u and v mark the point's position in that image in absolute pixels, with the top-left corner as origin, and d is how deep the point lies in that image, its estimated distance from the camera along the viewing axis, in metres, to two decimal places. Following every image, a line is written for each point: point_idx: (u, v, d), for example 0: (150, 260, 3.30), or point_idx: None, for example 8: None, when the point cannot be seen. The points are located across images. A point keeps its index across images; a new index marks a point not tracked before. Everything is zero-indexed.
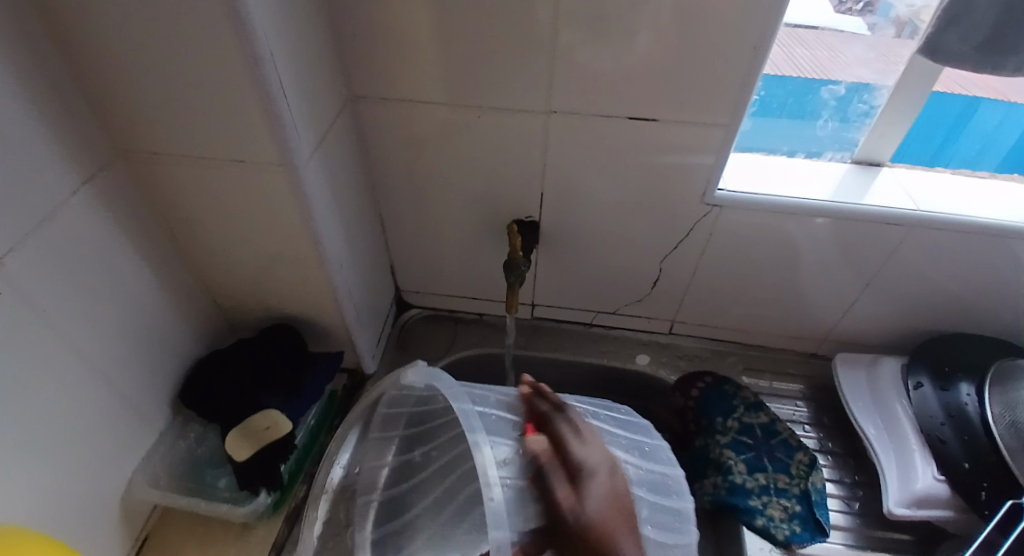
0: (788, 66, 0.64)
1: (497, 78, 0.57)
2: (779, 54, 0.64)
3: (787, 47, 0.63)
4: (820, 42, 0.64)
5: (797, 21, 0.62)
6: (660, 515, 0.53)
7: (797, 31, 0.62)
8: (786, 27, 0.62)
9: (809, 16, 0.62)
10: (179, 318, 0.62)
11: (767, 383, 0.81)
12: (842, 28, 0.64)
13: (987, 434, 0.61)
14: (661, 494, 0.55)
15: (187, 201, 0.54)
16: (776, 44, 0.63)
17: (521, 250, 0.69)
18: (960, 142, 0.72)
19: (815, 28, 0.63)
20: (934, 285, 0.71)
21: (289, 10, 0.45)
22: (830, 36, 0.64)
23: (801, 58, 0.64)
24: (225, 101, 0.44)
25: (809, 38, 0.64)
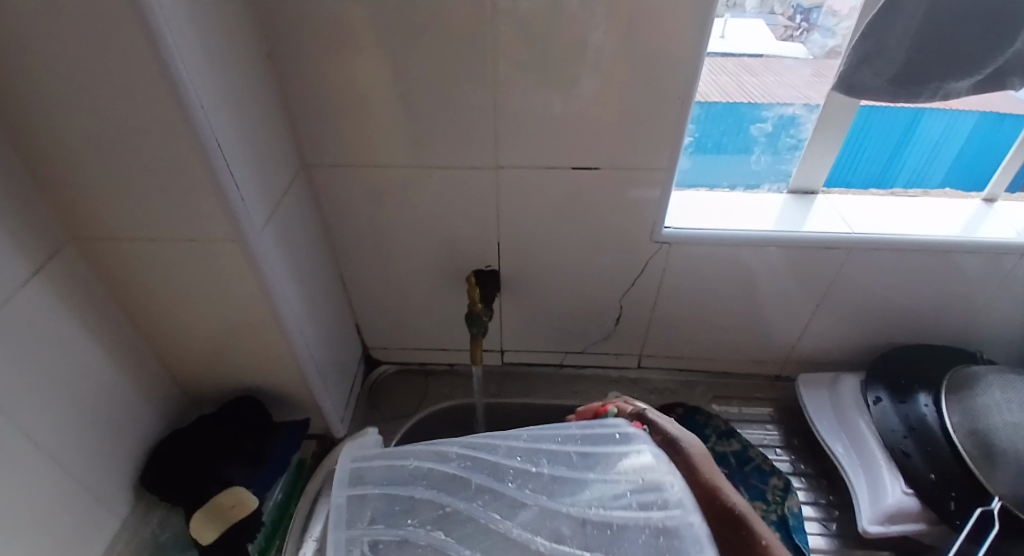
0: (737, 93, 0.67)
1: (445, 139, 0.60)
2: (726, 82, 0.66)
3: (736, 76, 0.66)
4: (765, 69, 0.66)
5: (741, 51, 0.64)
6: None
7: (744, 60, 0.65)
8: (729, 56, 0.65)
9: (752, 45, 0.64)
10: (138, 398, 0.60)
11: (736, 410, 0.82)
12: (784, 54, 0.65)
13: (947, 439, 0.63)
14: None
15: (141, 277, 0.54)
16: (720, 73, 0.66)
17: (481, 302, 0.70)
18: (910, 153, 0.74)
19: (759, 56, 0.65)
20: (881, 301, 0.74)
21: (236, 93, 0.47)
22: (771, 62, 0.66)
23: (748, 84, 0.67)
24: (176, 178, 0.45)
25: (755, 66, 0.66)
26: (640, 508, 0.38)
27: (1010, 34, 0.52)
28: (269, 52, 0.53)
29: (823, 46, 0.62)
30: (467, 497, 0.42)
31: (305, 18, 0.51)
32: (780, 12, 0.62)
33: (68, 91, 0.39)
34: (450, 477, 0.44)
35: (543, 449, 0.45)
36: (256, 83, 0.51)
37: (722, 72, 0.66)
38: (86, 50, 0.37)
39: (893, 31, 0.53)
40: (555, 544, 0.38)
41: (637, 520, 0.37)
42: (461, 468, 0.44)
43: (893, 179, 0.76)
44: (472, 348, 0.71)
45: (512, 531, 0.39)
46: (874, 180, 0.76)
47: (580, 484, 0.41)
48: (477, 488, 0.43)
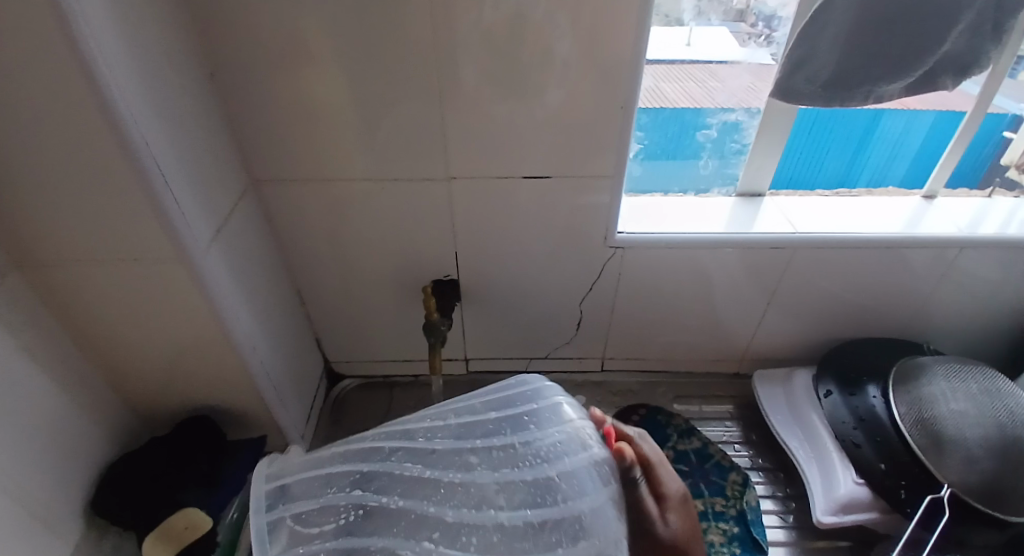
0: (703, 97, 0.68)
1: (394, 152, 0.60)
2: (692, 88, 0.68)
3: (702, 83, 0.68)
4: (731, 75, 0.67)
5: (705, 58, 0.66)
6: (556, 452, 0.44)
7: (709, 67, 0.67)
8: (695, 64, 0.66)
9: (717, 52, 0.66)
10: (87, 424, 0.58)
11: (697, 408, 0.83)
12: (746, 60, 0.66)
13: (895, 427, 0.66)
14: (563, 452, 0.44)
15: (84, 298, 0.52)
16: (688, 81, 0.67)
17: (437, 311, 0.70)
18: (874, 151, 0.75)
19: (724, 63, 0.67)
20: (828, 296, 0.77)
21: (174, 110, 0.47)
22: (738, 68, 0.67)
23: (715, 91, 0.68)
24: (114, 198, 0.44)
25: (719, 73, 0.67)
26: (530, 425, 0.47)
27: (936, 41, 0.55)
28: (211, 69, 0.53)
29: (772, 56, 0.64)
30: (381, 458, 0.47)
31: (247, 36, 0.51)
32: (742, 19, 0.63)
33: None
34: (367, 447, 0.49)
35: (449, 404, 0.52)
36: (197, 101, 0.51)
37: (688, 79, 0.67)
38: (13, 72, 0.36)
39: (824, 37, 0.56)
40: (466, 472, 0.45)
41: (537, 436, 0.46)
42: (374, 440, 0.49)
43: (858, 177, 0.78)
44: (430, 358, 0.71)
45: (424, 473, 0.45)
46: (837, 181, 0.78)
47: (484, 423, 0.49)
48: (390, 449, 0.48)
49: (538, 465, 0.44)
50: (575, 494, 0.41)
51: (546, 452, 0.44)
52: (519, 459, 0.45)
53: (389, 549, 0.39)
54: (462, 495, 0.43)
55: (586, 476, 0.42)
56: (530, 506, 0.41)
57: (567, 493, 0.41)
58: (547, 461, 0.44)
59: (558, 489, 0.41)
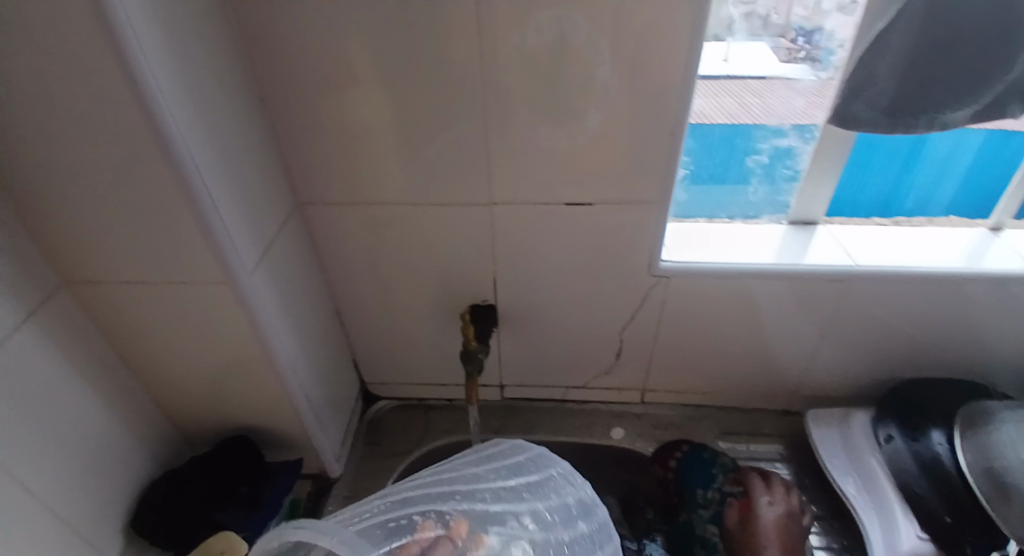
0: (741, 115, 0.65)
1: (436, 176, 0.60)
2: (729, 104, 0.64)
3: (739, 97, 0.63)
4: (769, 91, 0.63)
5: (744, 74, 0.62)
6: (562, 489, 0.57)
7: (746, 82, 0.62)
8: (733, 79, 0.62)
9: (756, 67, 0.61)
10: (131, 440, 0.60)
11: (744, 447, 0.79)
12: (787, 76, 0.62)
13: (962, 479, 0.62)
14: (571, 489, 0.57)
15: (133, 317, 0.54)
16: (725, 96, 0.63)
17: (474, 338, 0.69)
18: (920, 169, 0.70)
19: (763, 78, 0.62)
20: (890, 331, 0.72)
21: (224, 137, 0.48)
22: (777, 84, 0.63)
23: (752, 106, 0.64)
24: (165, 221, 0.45)
25: (757, 88, 0.63)
26: (534, 471, 0.58)
27: (1004, 67, 0.51)
28: (261, 96, 0.55)
29: (817, 80, 0.61)
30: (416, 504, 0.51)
31: (296, 65, 0.52)
32: (783, 35, 0.59)
33: (63, 143, 0.40)
34: (394, 496, 0.52)
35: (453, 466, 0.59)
36: (247, 127, 0.53)
37: (725, 95, 0.63)
38: (78, 102, 0.38)
39: (883, 63, 0.53)
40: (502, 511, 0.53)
41: (543, 479, 0.58)
42: (394, 495, 0.52)
43: (903, 197, 0.73)
44: (467, 387, 0.70)
45: (467, 507, 0.52)
46: (880, 202, 0.74)
47: (495, 476, 0.58)
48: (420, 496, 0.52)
49: (557, 502, 0.56)
50: (589, 519, 0.56)
51: (557, 490, 0.57)
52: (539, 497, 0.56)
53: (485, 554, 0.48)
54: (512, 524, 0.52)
55: (592, 505, 0.57)
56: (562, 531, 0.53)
57: (582, 520, 0.55)
58: (563, 497, 0.57)
59: (576, 516, 0.55)
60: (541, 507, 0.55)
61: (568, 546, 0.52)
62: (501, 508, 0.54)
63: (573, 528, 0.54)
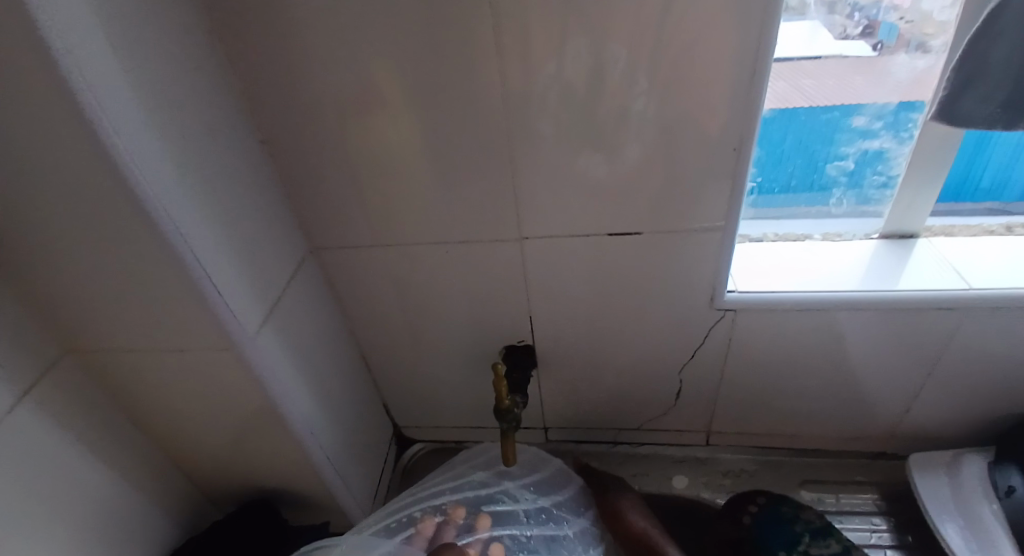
0: (797, 100, 0.53)
1: (457, 212, 0.53)
2: (780, 89, 0.53)
3: (792, 81, 0.52)
4: (825, 73, 0.52)
5: (796, 54, 0.51)
6: (555, 495, 0.61)
7: (798, 64, 0.51)
8: (783, 62, 0.51)
9: (810, 47, 0.50)
10: (149, 506, 0.56)
11: (832, 499, 0.67)
12: (846, 55, 0.51)
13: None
14: (558, 490, 0.62)
15: (142, 384, 0.50)
16: (775, 81, 0.52)
17: (508, 395, 0.56)
18: (992, 152, 0.59)
19: (817, 59, 0.51)
20: (1019, 365, 0.58)
21: (217, 188, 0.43)
22: (834, 64, 0.52)
23: (808, 90, 0.53)
24: (157, 290, 0.40)
25: (812, 70, 0.52)
26: (531, 478, 0.62)
27: None
28: (263, 138, 0.50)
29: (911, 69, 0.51)
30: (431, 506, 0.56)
31: (298, 102, 0.47)
32: (836, 9, 0.49)
33: (35, 210, 0.36)
34: (412, 500, 0.57)
35: (461, 476, 0.61)
36: (247, 175, 0.47)
37: (777, 79, 0.52)
38: (44, 169, 0.33)
39: (998, 50, 0.42)
40: (509, 508, 0.57)
41: (541, 489, 0.61)
42: (411, 501, 0.57)
43: (980, 175, 0.61)
44: (503, 444, 0.58)
45: (479, 504, 0.57)
46: (951, 184, 0.62)
47: (502, 482, 0.60)
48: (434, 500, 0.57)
49: (553, 503, 0.60)
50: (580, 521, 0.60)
51: (553, 495, 0.61)
52: (540, 495, 0.60)
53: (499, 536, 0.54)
54: (515, 517, 0.56)
55: (578, 509, 0.61)
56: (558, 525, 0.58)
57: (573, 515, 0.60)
58: (557, 501, 0.60)
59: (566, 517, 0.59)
60: (514, 487, 0.60)
61: (552, 517, 0.58)
62: (484, 492, 0.59)
63: (546, 500, 0.60)
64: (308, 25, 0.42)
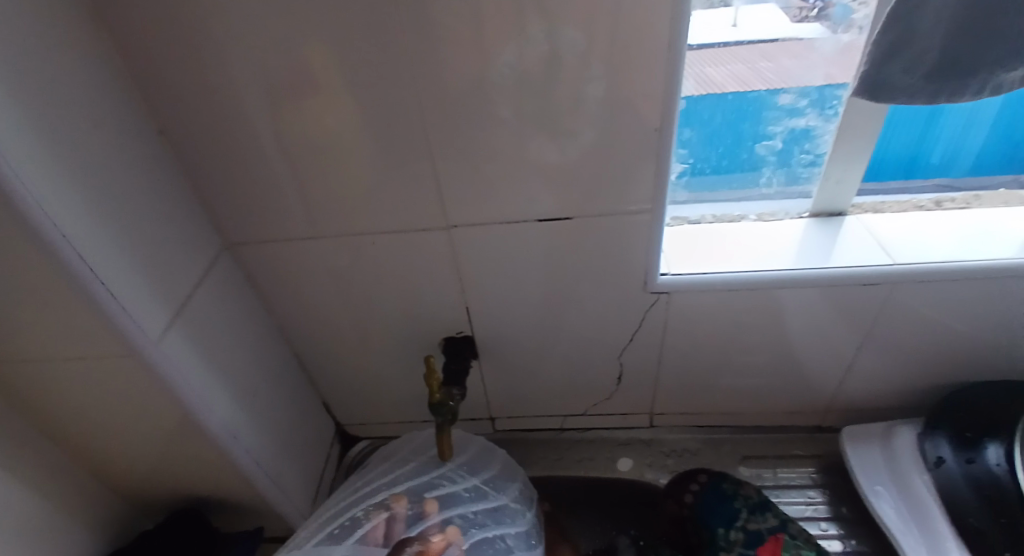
0: (755, 80, 0.53)
1: (379, 202, 0.51)
2: (741, 71, 0.53)
3: (749, 62, 0.52)
4: (783, 54, 0.52)
5: (757, 37, 0.51)
6: (488, 468, 0.62)
7: (757, 47, 0.52)
8: (744, 45, 0.51)
9: (765, 31, 0.51)
10: (66, 525, 0.53)
11: (771, 474, 0.69)
12: (800, 37, 0.51)
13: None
14: (490, 464, 0.63)
15: (41, 397, 0.46)
16: (734, 63, 0.52)
17: (441, 388, 0.54)
18: (944, 124, 0.59)
19: (774, 41, 0.52)
20: (942, 335, 0.60)
21: (103, 184, 0.39)
22: (789, 45, 0.52)
23: (765, 71, 0.53)
24: (37, 298, 0.37)
25: (771, 51, 0.52)
26: (465, 462, 0.61)
27: None
28: (159, 128, 0.46)
29: (836, 43, 0.51)
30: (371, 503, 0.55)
31: (193, 86, 0.43)
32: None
33: None
34: (352, 501, 0.55)
35: (395, 472, 0.59)
36: (140, 168, 0.44)
37: (737, 61, 0.52)
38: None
39: (926, 16, 0.41)
40: (453, 492, 0.57)
41: (476, 470, 0.61)
42: (349, 504, 0.55)
43: (930, 151, 0.62)
44: (437, 438, 0.57)
45: (421, 492, 0.56)
46: (904, 159, 0.63)
47: (438, 469, 0.59)
48: (374, 499, 0.55)
49: (490, 479, 0.60)
50: (515, 489, 0.61)
51: (488, 471, 0.61)
52: (476, 473, 0.60)
53: (450, 519, 0.53)
54: (460, 498, 0.56)
55: (510, 477, 0.63)
56: (499, 497, 0.58)
57: (507, 482, 0.61)
58: (493, 475, 0.61)
59: (503, 487, 0.60)
60: (450, 470, 0.59)
61: (490, 489, 0.59)
62: (422, 481, 0.58)
63: (482, 476, 0.60)
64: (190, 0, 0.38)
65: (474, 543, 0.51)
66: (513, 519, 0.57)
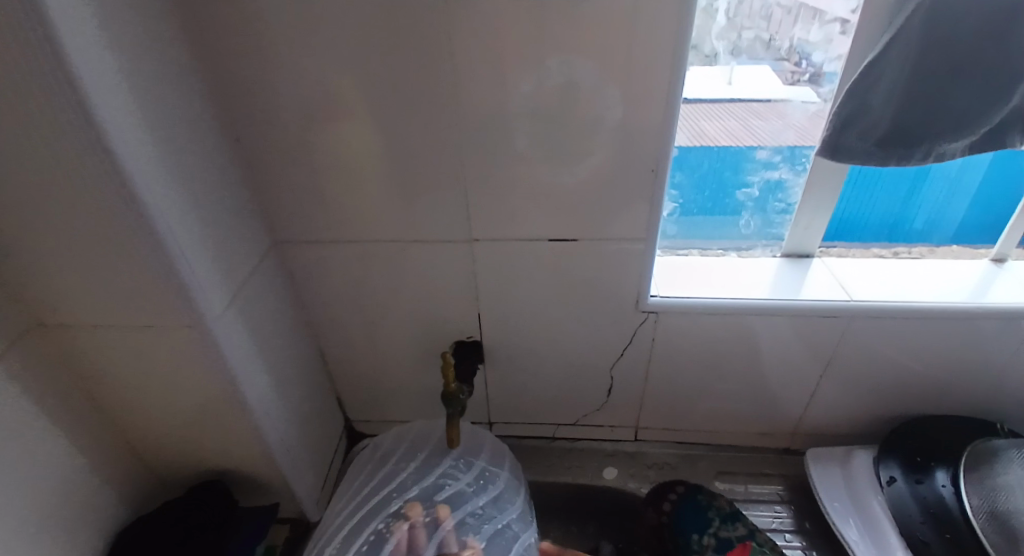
0: (745, 136, 0.63)
1: (413, 213, 0.59)
2: (733, 126, 0.63)
3: (743, 120, 0.62)
4: (775, 114, 0.62)
5: (749, 96, 0.61)
6: (480, 460, 0.67)
7: (750, 105, 0.62)
8: (738, 102, 0.61)
9: (759, 90, 0.61)
10: (99, 486, 0.58)
11: (742, 488, 0.75)
12: (792, 98, 0.61)
13: (965, 520, 0.58)
14: (481, 455, 0.67)
15: (102, 361, 0.53)
16: (729, 118, 0.62)
17: (455, 380, 0.61)
18: (928, 191, 0.68)
19: (766, 101, 0.61)
20: (895, 367, 0.68)
21: (192, 178, 0.47)
22: (779, 107, 0.61)
23: (758, 129, 0.63)
24: (129, 266, 0.44)
25: (763, 111, 0.62)
26: (459, 458, 0.66)
27: (1002, 98, 0.50)
28: (236, 138, 0.54)
29: (805, 111, 0.61)
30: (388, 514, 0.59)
31: (271, 105, 0.52)
32: (785, 58, 0.58)
33: (22, 190, 0.40)
34: (369, 511, 0.60)
35: (400, 478, 0.64)
36: (219, 169, 0.52)
37: (730, 117, 0.62)
38: (29, 140, 0.37)
39: (876, 92, 0.51)
40: (457, 494, 0.61)
41: (471, 466, 0.65)
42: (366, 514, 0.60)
43: (914, 216, 0.71)
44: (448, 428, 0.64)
45: (430, 497, 0.61)
46: (891, 224, 0.72)
47: (438, 474, 0.64)
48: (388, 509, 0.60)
49: (485, 471, 0.65)
50: (506, 473, 0.67)
51: (482, 465, 0.66)
52: (473, 468, 0.65)
53: (463, 523, 0.58)
54: (465, 498, 0.61)
55: (499, 464, 0.68)
56: (496, 488, 0.63)
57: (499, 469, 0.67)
58: (486, 468, 0.66)
59: (496, 477, 0.65)
60: (451, 465, 0.65)
61: (488, 480, 0.64)
62: (427, 485, 0.62)
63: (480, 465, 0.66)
64: (284, 37, 0.48)
65: (489, 539, 0.57)
66: (512, 504, 0.63)
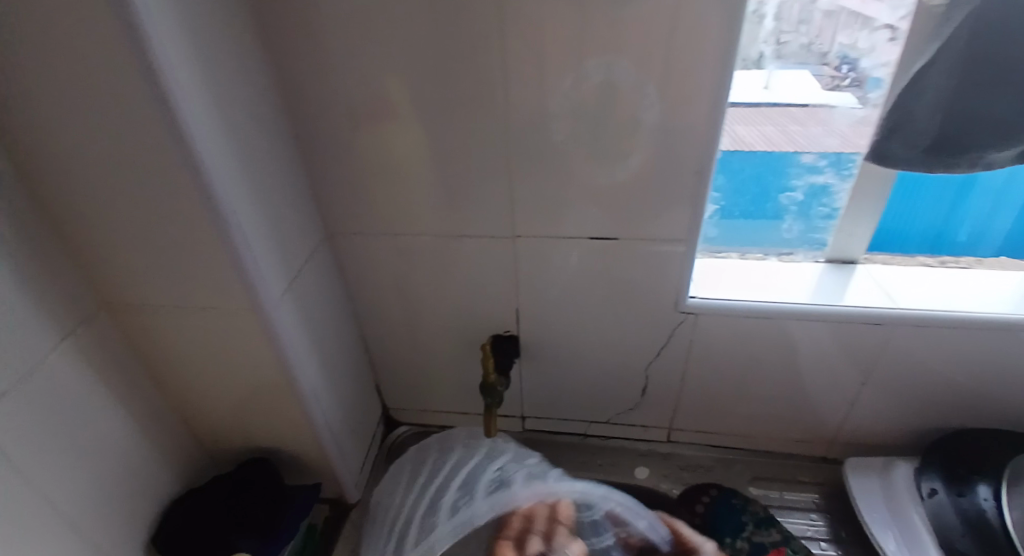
0: (785, 142, 0.63)
1: (458, 208, 0.61)
2: (771, 132, 0.62)
3: (782, 126, 0.62)
4: (814, 120, 0.62)
5: (788, 100, 0.60)
6: None
7: (789, 110, 0.61)
8: (776, 107, 0.61)
9: (797, 96, 0.60)
10: (158, 458, 0.62)
11: (778, 494, 0.74)
12: (831, 103, 0.60)
13: (1006, 536, 0.57)
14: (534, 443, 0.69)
15: (165, 340, 0.56)
16: (767, 124, 0.62)
17: (494, 372, 0.69)
18: (972, 201, 0.65)
19: (805, 106, 0.61)
20: (941, 378, 0.66)
21: (256, 170, 0.50)
22: (820, 112, 0.61)
23: (796, 134, 0.62)
24: (198, 252, 0.47)
25: (801, 116, 0.61)
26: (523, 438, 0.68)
27: None
28: (294, 134, 0.57)
29: (851, 117, 0.60)
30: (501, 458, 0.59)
31: (328, 103, 0.55)
32: (827, 62, 0.58)
33: (106, 179, 0.43)
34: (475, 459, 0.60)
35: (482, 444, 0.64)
36: (280, 164, 0.55)
37: (767, 122, 0.62)
38: (117, 133, 0.40)
39: (922, 101, 0.51)
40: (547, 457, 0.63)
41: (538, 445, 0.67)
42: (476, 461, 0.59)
43: (957, 227, 0.68)
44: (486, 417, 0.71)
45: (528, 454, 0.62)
46: (933, 234, 0.69)
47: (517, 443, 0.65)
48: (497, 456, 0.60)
49: None
50: None
51: None
52: None
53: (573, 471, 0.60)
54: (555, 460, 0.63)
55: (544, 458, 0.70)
56: None
57: None
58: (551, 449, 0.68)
59: None
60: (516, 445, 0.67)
61: None
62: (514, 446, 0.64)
63: None
64: (343, 39, 0.50)
65: None
66: None
